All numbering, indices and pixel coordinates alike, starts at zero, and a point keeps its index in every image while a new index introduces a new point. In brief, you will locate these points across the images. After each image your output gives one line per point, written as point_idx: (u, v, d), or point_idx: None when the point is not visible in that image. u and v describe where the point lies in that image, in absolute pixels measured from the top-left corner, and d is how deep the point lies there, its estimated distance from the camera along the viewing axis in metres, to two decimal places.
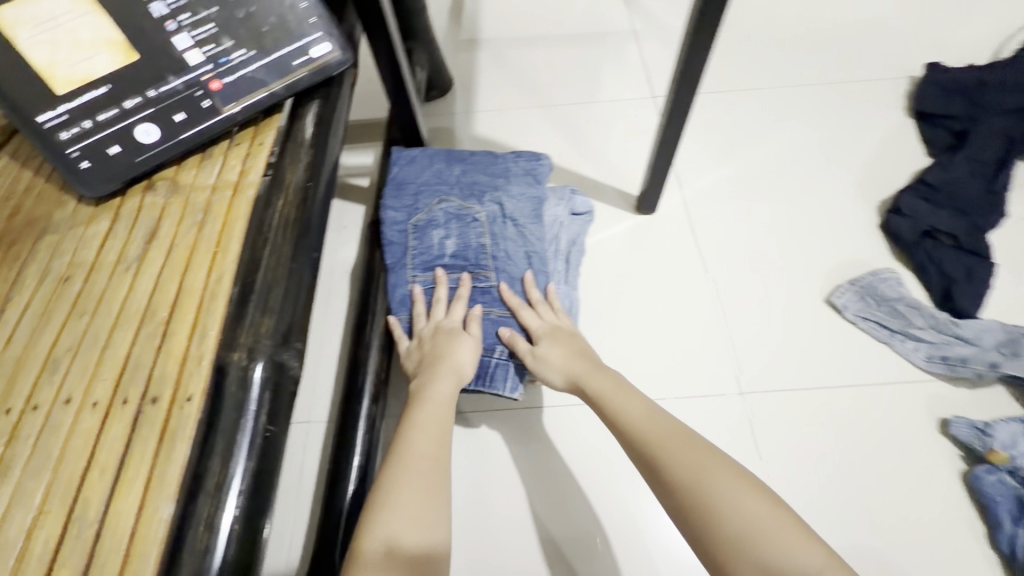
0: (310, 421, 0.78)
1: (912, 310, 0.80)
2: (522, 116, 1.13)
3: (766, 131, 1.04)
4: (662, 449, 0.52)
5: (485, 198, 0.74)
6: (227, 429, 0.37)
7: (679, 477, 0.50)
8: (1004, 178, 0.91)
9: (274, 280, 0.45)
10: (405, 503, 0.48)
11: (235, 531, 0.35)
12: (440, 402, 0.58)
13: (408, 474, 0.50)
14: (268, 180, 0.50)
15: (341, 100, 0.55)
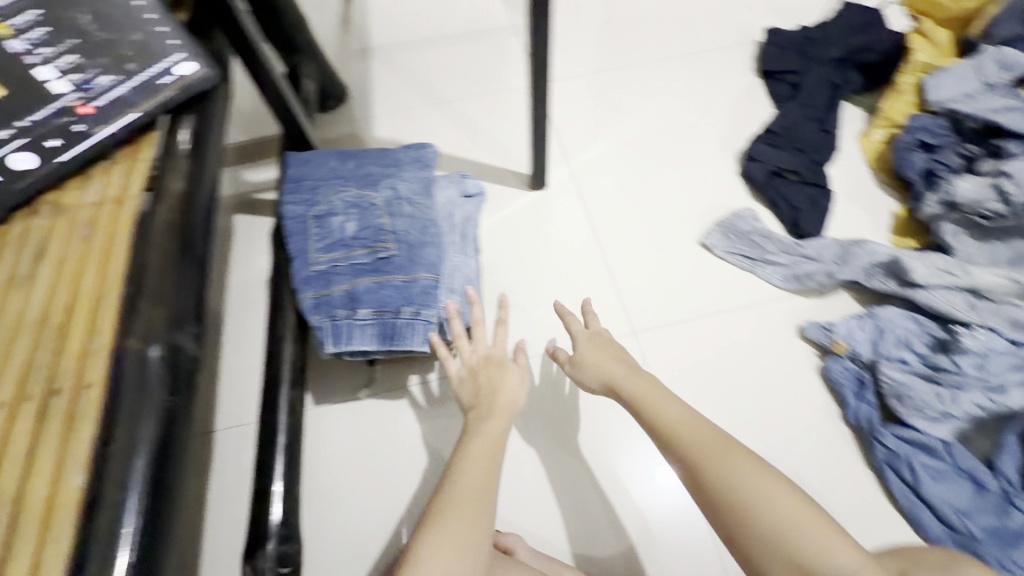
0: (242, 423, 0.83)
1: (766, 239, 0.92)
2: (419, 114, 1.20)
3: (637, 103, 1.16)
4: (697, 447, 0.61)
5: (380, 184, 0.79)
6: (129, 405, 0.42)
7: (714, 477, 0.60)
8: (833, 118, 1.06)
9: (162, 277, 0.50)
10: (451, 540, 0.56)
11: (146, 487, 0.40)
12: (489, 436, 0.63)
13: (456, 511, 0.57)
14: (150, 194, 0.54)
15: (215, 113, 0.60)
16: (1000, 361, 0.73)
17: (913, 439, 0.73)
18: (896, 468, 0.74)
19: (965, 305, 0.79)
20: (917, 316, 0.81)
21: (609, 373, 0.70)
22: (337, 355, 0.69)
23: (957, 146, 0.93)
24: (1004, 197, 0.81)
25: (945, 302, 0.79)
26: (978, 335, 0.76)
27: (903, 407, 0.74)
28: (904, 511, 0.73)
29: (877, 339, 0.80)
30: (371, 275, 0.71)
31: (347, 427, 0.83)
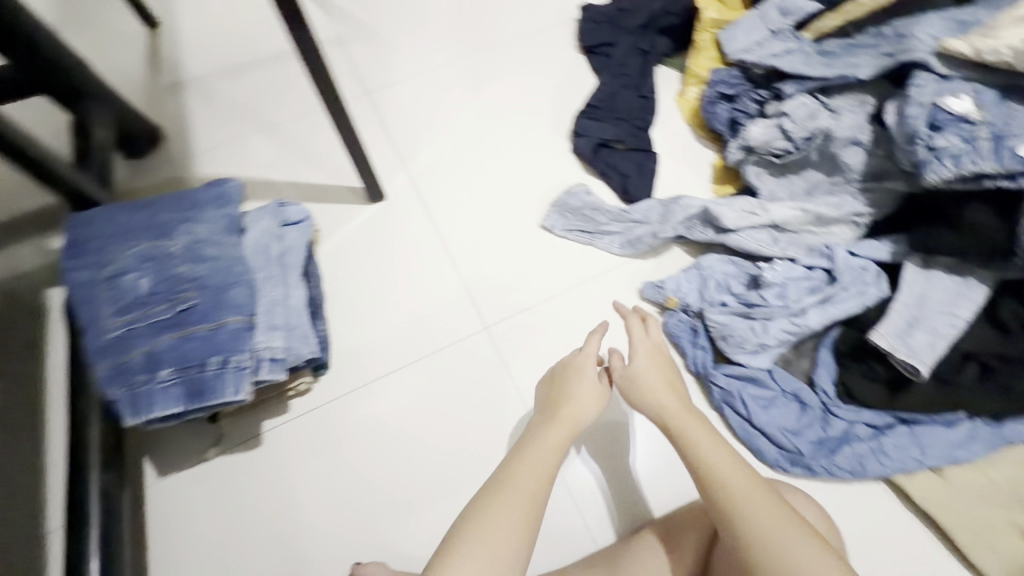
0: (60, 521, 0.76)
1: (597, 212, 0.96)
2: (245, 144, 1.13)
3: (468, 97, 1.16)
4: (728, 491, 0.59)
5: (177, 231, 0.73)
6: None
7: (744, 524, 0.57)
8: (648, 83, 1.11)
9: None
10: (490, 529, 0.57)
11: None
12: (547, 445, 0.65)
13: (502, 515, 0.59)
14: None
15: None
16: (798, 287, 0.82)
17: (740, 374, 0.79)
18: (732, 405, 0.78)
19: (767, 241, 0.86)
20: (732, 259, 0.88)
21: (657, 398, 0.68)
22: (145, 423, 0.64)
23: (751, 92, 1.00)
24: (785, 134, 0.88)
25: (751, 240, 0.86)
26: (778, 267, 0.84)
27: (729, 347, 0.80)
28: (746, 444, 0.77)
29: (701, 287, 0.86)
30: (172, 330, 0.66)
31: (201, 493, 0.78)
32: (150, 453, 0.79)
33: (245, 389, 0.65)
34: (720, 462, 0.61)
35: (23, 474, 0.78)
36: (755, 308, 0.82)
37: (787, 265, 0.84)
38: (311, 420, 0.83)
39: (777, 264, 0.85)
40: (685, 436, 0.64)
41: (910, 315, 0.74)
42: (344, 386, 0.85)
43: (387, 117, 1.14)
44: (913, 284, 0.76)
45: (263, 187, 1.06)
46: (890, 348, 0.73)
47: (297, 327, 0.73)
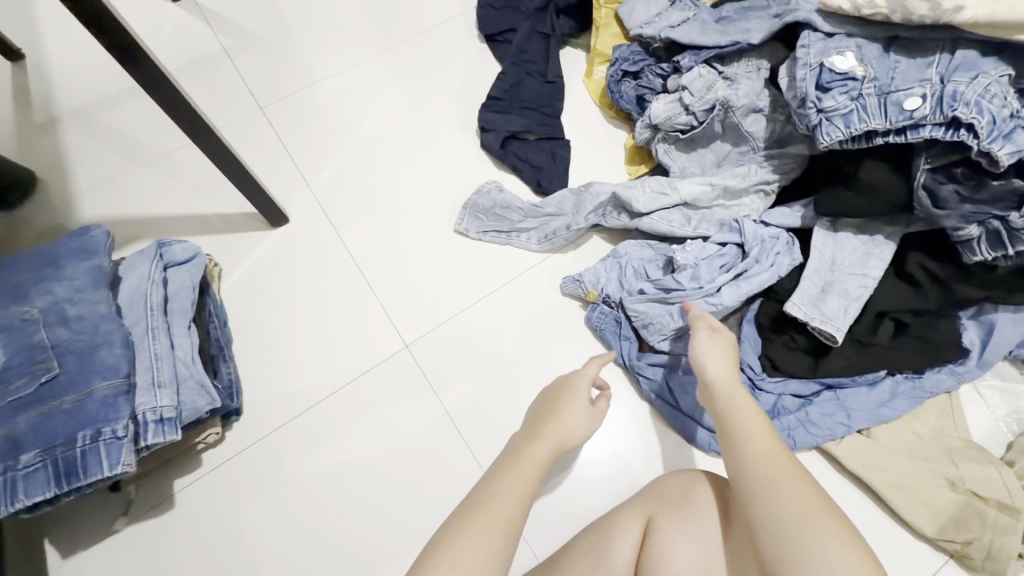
0: None
1: (509, 209, 0.91)
2: (131, 180, 1.04)
3: (369, 102, 1.09)
4: (772, 500, 0.48)
5: (34, 294, 0.67)
6: None
7: (778, 529, 0.46)
8: (553, 67, 1.07)
9: None
10: (476, 536, 0.48)
11: None
12: (535, 457, 0.57)
13: (487, 520, 0.50)
14: None
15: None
16: (712, 265, 0.81)
17: (663, 361, 0.80)
18: (660, 392, 0.79)
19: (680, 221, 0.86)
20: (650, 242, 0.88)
21: (711, 383, 0.59)
22: (13, 513, 0.59)
23: (654, 67, 0.97)
24: (687, 109, 0.86)
25: (665, 222, 0.86)
26: (689, 247, 0.82)
27: (651, 334, 0.80)
28: (678, 428, 0.79)
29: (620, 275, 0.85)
30: (34, 407, 0.60)
31: (112, 569, 0.72)
32: (51, 535, 0.73)
33: (124, 460, 0.59)
34: (764, 458, 0.50)
35: None
36: (673, 291, 0.80)
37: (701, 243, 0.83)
38: (227, 472, 0.77)
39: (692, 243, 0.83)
40: (734, 423, 0.54)
41: (822, 281, 0.73)
42: (260, 429, 0.80)
43: (285, 132, 1.07)
44: (823, 249, 0.75)
45: (155, 225, 0.98)
46: (807, 317, 0.72)
47: (189, 377, 0.69)
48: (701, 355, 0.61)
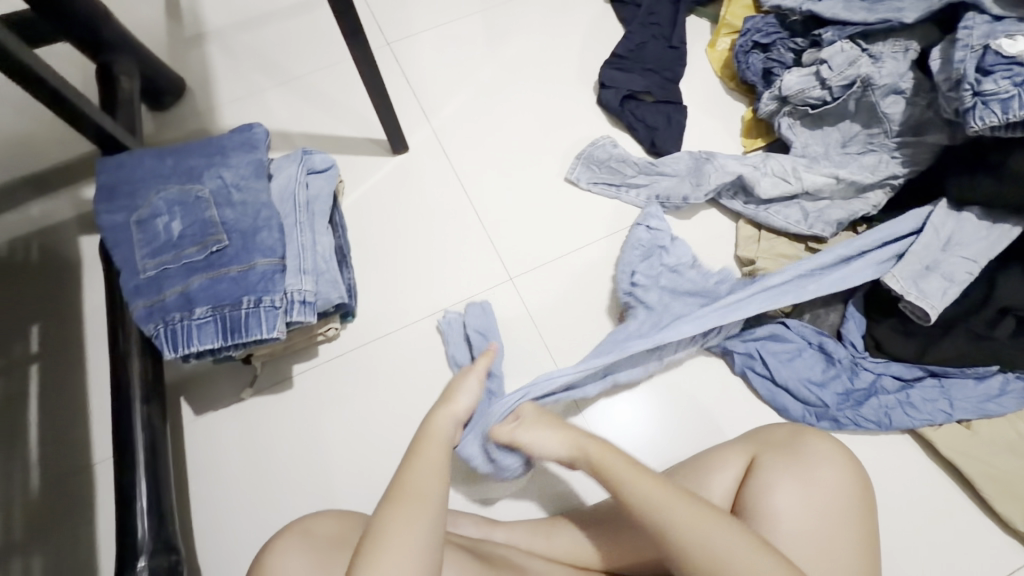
0: (100, 460, 0.79)
1: (623, 163, 0.94)
2: (267, 98, 1.11)
3: (491, 50, 1.13)
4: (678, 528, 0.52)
5: (206, 176, 0.73)
6: None
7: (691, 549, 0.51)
8: (678, 33, 1.07)
9: None
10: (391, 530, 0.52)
11: None
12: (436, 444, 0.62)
13: (407, 505, 0.55)
14: None
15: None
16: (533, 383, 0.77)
17: (758, 335, 0.78)
18: (753, 363, 0.78)
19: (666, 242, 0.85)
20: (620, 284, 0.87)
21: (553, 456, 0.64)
22: (184, 358, 0.66)
23: (787, 40, 0.96)
24: (823, 83, 0.86)
25: (781, 218, 0.86)
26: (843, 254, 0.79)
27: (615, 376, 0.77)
28: (770, 403, 0.77)
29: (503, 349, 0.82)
30: (205, 271, 0.67)
31: (234, 432, 0.81)
32: (186, 394, 0.82)
33: (280, 327, 0.67)
34: (646, 488, 0.55)
35: (67, 410, 0.82)
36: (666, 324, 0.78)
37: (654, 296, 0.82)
38: (338, 365, 0.85)
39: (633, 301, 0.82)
40: (604, 468, 0.59)
41: (927, 260, 0.73)
42: (371, 332, 0.87)
43: (409, 68, 1.11)
44: (939, 226, 0.74)
45: (287, 139, 1.06)
46: (904, 291, 0.72)
47: (325, 272, 0.74)
48: (534, 433, 0.66)
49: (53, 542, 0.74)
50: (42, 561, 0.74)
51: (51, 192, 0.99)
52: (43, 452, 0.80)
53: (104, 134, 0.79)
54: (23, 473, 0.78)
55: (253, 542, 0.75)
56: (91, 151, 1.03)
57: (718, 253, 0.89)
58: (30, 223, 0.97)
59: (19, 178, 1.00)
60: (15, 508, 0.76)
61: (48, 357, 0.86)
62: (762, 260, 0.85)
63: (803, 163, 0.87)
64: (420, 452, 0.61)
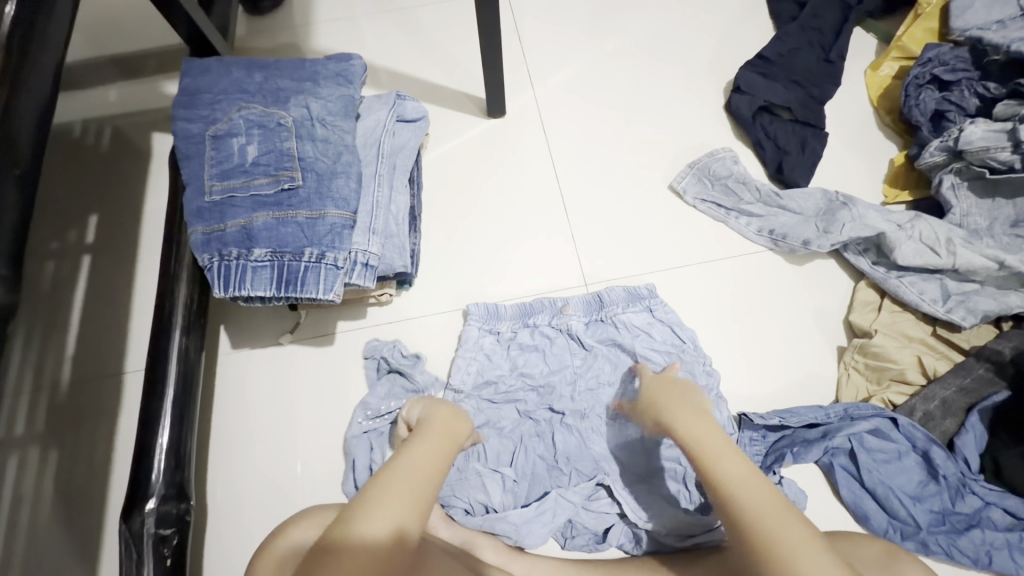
0: (130, 369, 0.77)
1: (741, 186, 0.83)
2: (366, 22, 1.01)
3: (619, 20, 1.00)
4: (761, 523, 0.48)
5: (291, 102, 0.66)
6: None
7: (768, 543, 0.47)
8: (840, 46, 0.92)
9: None
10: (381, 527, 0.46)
11: None
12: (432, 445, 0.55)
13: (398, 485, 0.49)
14: None
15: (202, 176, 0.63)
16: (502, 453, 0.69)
17: (858, 427, 0.67)
18: (839, 455, 0.67)
19: (579, 321, 0.76)
20: (511, 366, 0.74)
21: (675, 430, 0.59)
22: (232, 298, 0.61)
23: (975, 82, 0.80)
24: (1016, 145, 0.71)
25: (915, 291, 0.73)
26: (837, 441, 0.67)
27: (692, 494, 0.67)
28: (850, 506, 0.66)
29: (484, 377, 0.73)
30: (273, 209, 0.61)
31: (264, 376, 0.77)
32: (226, 324, 0.79)
33: (337, 289, 0.61)
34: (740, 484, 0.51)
35: (109, 310, 0.80)
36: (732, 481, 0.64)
37: (563, 393, 0.72)
38: (385, 332, 0.79)
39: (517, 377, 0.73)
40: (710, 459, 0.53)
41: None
42: (423, 306, 0.80)
43: (525, 22, 1.00)
44: None
45: (378, 73, 0.97)
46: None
47: (394, 237, 0.68)
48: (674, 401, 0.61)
49: (72, 440, 0.73)
50: (58, 456, 0.73)
51: (130, 80, 0.95)
52: (79, 346, 0.78)
53: (194, 30, 0.73)
54: (57, 362, 0.77)
55: (260, 497, 0.71)
56: (183, 43, 0.98)
57: (825, 311, 0.78)
58: (108, 106, 0.93)
59: (104, 58, 0.97)
60: (43, 397, 0.75)
61: (99, 250, 0.84)
62: (881, 334, 0.72)
63: (961, 234, 0.73)
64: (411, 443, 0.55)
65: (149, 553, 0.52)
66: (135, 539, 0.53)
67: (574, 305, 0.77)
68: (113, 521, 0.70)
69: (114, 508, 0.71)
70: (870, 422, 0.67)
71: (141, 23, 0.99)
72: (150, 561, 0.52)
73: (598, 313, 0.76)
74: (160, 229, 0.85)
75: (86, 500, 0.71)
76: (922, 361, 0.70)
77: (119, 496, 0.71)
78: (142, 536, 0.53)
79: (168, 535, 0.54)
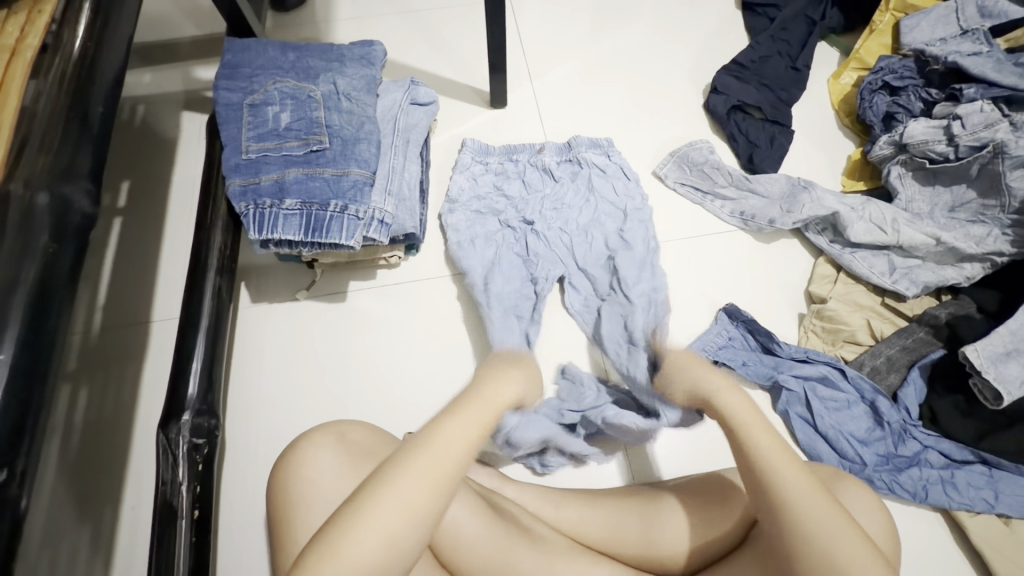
0: (157, 319, 0.84)
1: (715, 171, 0.92)
2: (381, 22, 1.12)
3: (611, 28, 1.11)
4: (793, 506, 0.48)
5: (321, 78, 0.75)
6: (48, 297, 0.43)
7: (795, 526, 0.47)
8: (805, 56, 1.03)
9: (52, 144, 0.45)
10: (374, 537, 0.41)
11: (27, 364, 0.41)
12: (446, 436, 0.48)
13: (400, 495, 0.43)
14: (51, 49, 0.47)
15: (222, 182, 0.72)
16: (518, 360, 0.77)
17: (809, 375, 0.76)
18: (796, 404, 0.76)
19: (554, 206, 0.91)
20: (494, 238, 0.87)
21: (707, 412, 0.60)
22: (263, 243, 0.69)
23: (920, 89, 0.91)
24: (950, 139, 0.82)
25: (865, 264, 0.82)
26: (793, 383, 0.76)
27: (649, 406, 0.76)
28: (805, 448, 0.74)
29: (489, 267, 0.85)
30: (302, 166, 0.69)
31: (280, 327, 0.84)
32: (246, 281, 0.86)
33: (358, 237, 0.69)
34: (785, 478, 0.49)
35: (139, 267, 0.87)
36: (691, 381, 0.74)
37: (532, 269, 0.85)
38: (392, 293, 0.87)
39: (500, 262, 0.85)
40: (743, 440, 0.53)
41: (1010, 345, 0.69)
42: (429, 271, 0.88)
43: (526, 27, 1.10)
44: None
45: (391, 66, 1.07)
46: (981, 368, 0.68)
47: (407, 200, 0.77)
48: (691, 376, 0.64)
49: (100, 381, 0.80)
50: (87, 394, 0.79)
51: (164, 65, 1.04)
52: (109, 298, 0.85)
53: (235, 13, 0.82)
54: (89, 312, 0.84)
55: (272, 436, 0.78)
56: (223, 33, 1.08)
57: (788, 284, 0.87)
58: (141, 87, 1.02)
59: (141, 44, 1.05)
60: (75, 342, 0.82)
61: (131, 213, 0.91)
62: (835, 301, 0.82)
63: (905, 216, 0.83)
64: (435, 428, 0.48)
65: (183, 457, 0.59)
66: (170, 445, 0.59)
67: (533, 204, 0.91)
68: (136, 455, 0.76)
69: (136, 442, 0.77)
70: (819, 368, 0.76)
71: (178, 15, 1.09)
72: (184, 464, 0.58)
73: (555, 205, 0.90)
74: (187, 197, 0.93)
75: (107, 435, 0.77)
76: (871, 324, 0.80)
77: (141, 431, 0.77)
78: (177, 441, 0.59)
79: (200, 444, 0.61)
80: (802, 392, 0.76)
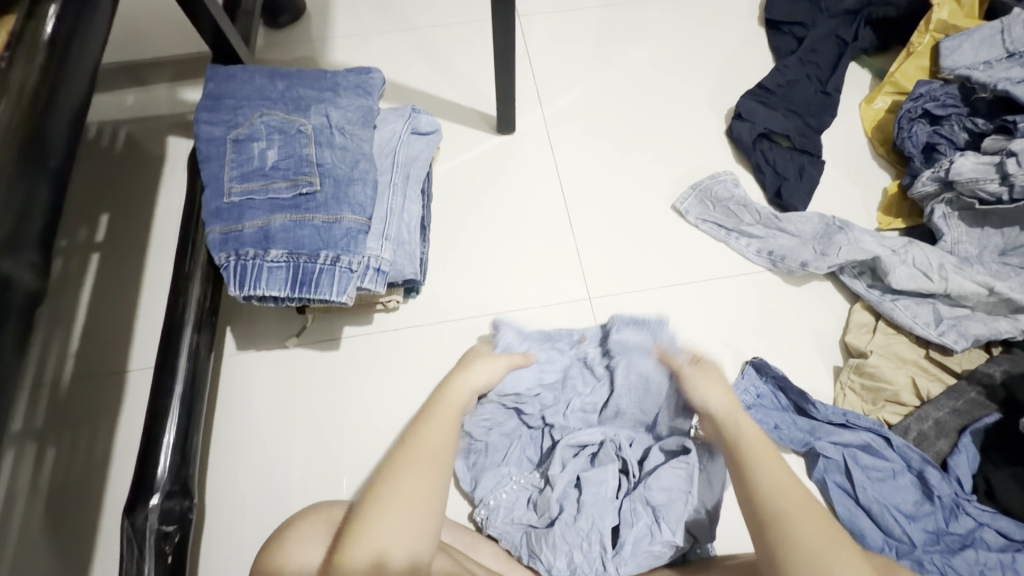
0: (133, 368, 0.77)
1: (741, 208, 0.85)
2: (381, 40, 1.05)
3: (625, 47, 1.04)
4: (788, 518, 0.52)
5: (312, 110, 0.69)
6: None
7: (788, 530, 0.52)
8: (836, 80, 0.96)
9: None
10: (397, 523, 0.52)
11: None
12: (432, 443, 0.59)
13: (409, 488, 0.55)
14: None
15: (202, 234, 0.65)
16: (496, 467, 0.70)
17: (848, 441, 0.69)
18: (834, 472, 0.69)
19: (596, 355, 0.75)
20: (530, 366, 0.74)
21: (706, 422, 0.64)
22: (246, 297, 0.62)
23: (964, 118, 0.84)
24: (1004, 177, 0.75)
25: (908, 314, 0.75)
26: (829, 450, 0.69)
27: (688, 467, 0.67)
28: (845, 524, 0.67)
29: None
30: (290, 212, 0.63)
31: (267, 378, 0.77)
32: (232, 325, 0.79)
33: (350, 291, 0.62)
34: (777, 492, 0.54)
35: (115, 309, 0.81)
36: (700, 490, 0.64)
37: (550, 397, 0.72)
38: (390, 338, 0.80)
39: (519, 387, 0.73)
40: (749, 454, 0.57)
41: None
42: (430, 314, 0.81)
43: (535, 46, 1.03)
44: None
45: (391, 88, 1.00)
46: None
47: (406, 244, 0.70)
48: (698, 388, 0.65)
49: (71, 438, 0.73)
50: (55, 453, 0.72)
51: (148, 86, 0.98)
52: (82, 344, 0.78)
53: (219, 36, 0.75)
54: (61, 359, 0.77)
55: (258, 499, 0.71)
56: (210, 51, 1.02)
57: (822, 332, 0.80)
58: (124, 110, 0.95)
59: (123, 64, 0.99)
60: (44, 393, 0.75)
61: (108, 249, 0.85)
62: (876, 355, 0.74)
63: (952, 261, 0.76)
64: (419, 435, 0.60)
65: (151, 549, 0.52)
66: (137, 534, 0.52)
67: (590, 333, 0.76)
68: (106, 522, 0.69)
69: (107, 508, 0.70)
70: (860, 436, 0.69)
71: (162, 32, 1.02)
72: (151, 557, 0.51)
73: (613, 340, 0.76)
74: (169, 231, 0.86)
75: (76, 500, 0.70)
76: (916, 382, 0.72)
77: (114, 494, 0.71)
78: (145, 531, 0.52)
79: (171, 532, 0.54)
80: (838, 462, 0.69)
